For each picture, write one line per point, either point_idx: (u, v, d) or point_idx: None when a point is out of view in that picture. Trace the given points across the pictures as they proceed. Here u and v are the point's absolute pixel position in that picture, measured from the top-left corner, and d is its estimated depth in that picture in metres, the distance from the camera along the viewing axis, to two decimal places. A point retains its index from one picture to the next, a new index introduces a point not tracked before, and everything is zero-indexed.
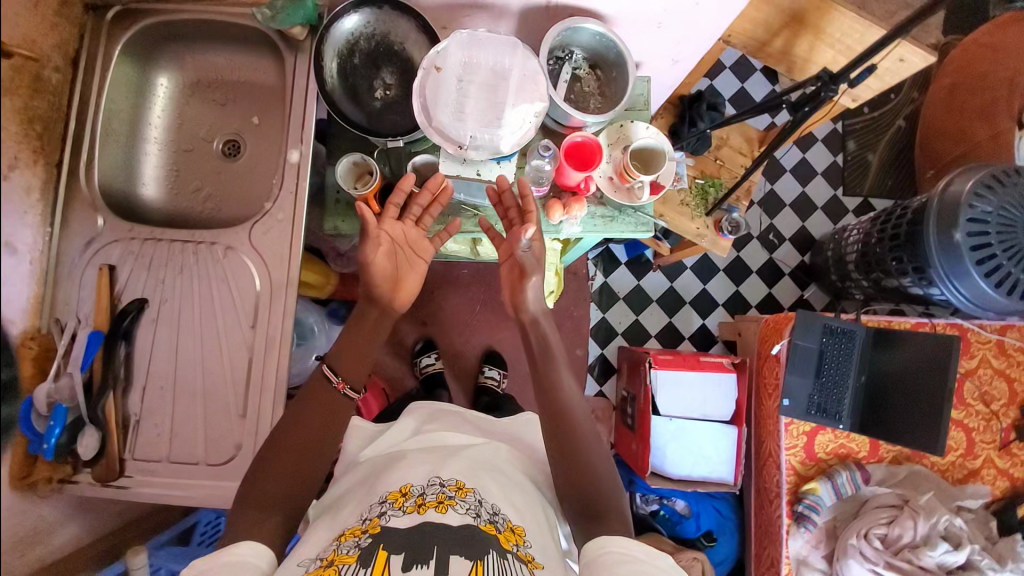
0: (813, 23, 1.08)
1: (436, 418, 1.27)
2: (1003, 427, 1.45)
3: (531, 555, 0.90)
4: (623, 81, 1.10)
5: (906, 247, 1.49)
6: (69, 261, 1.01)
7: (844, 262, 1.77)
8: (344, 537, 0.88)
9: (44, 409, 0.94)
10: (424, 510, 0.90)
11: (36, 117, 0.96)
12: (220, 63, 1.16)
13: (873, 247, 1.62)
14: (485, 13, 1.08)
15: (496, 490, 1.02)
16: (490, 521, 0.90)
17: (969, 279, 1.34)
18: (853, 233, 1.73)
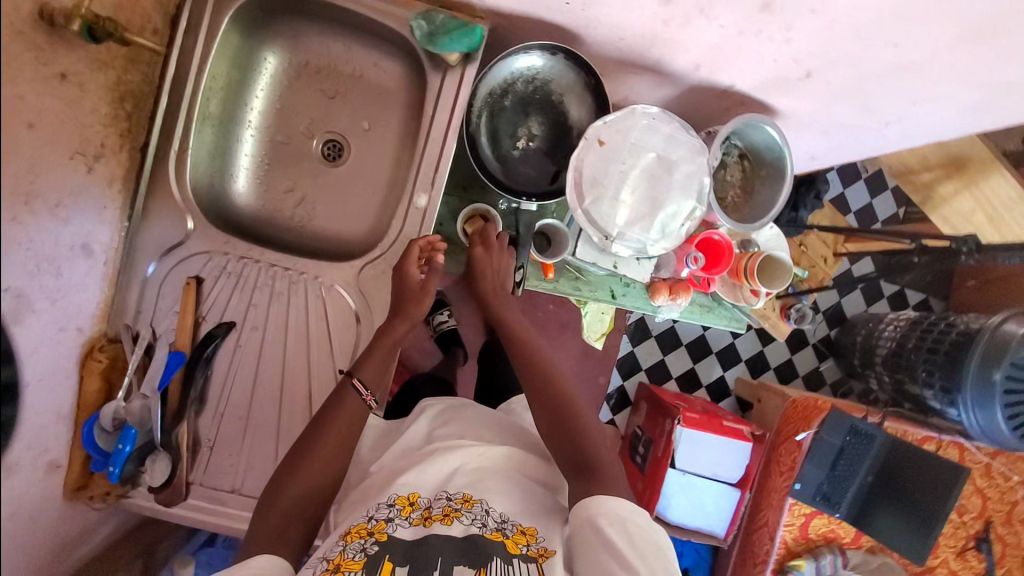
0: (970, 172, 1.08)
1: (452, 420, 1.00)
2: (966, 536, 1.59)
3: (545, 548, 0.78)
4: (775, 184, 1.01)
5: (940, 364, 1.44)
6: (144, 270, 0.90)
7: (872, 352, 1.77)
8: (349, 537, 0.77)
9: (110, 425, 0.86)
10: (430, 524, 0.79)
11: (128, 95, 0.82)
12: (336, 50, 1.01)
13: (908, 351, 1.59)
14: (653, 79, 0.97)
15: (523, 494, 0.86)
16: (497, 528, 0.78)
17: (991, 414, 1.30)
18: (889, 330, 1.71)
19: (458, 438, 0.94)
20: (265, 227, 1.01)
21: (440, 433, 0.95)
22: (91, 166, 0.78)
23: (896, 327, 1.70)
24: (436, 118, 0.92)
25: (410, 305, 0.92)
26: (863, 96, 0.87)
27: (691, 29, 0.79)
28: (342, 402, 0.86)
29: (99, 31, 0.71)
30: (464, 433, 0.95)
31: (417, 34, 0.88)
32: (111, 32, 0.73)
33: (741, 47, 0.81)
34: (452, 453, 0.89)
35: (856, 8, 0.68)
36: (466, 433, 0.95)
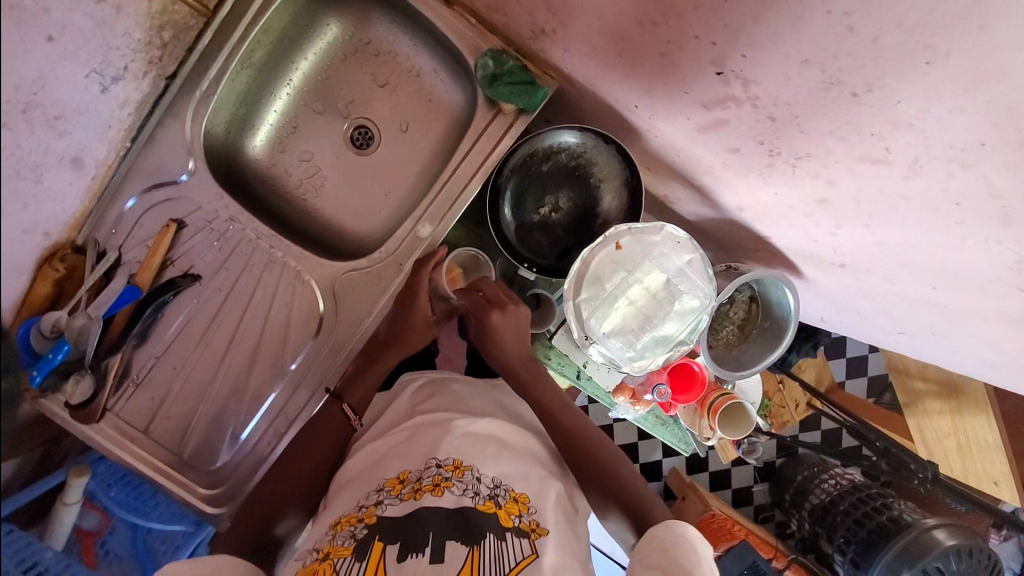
0: (963, 401, 1.16)
1: (437, 393, 0.87)
2: None
3: (539, 523, 0.68)
4: (774, 340, 0.96)
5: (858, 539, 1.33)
6: (123, 201, 0.88)
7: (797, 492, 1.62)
8: (339, 526, 0.68)
9: (48, 331, 0.80)
10: (420, 496, 0.68)
11: (169, 25, 0.80)
12: (399, 44, 0.97)
13: (835, 512, 1.41)
14: (696, 196, 0.93)
15: (532, 472, 0.75)
16: (490, 498, 0.68)
17: None
18: (828, 484, 1.49)
19: (446, 409, 0.82)
20: (270, 189, 0.99)
21: (421, 407, 0.84)
22: (107, 86, 0.76)
23: (835, 485, 1.47)
24: (469, 154, 0.89)
25: (405, 338, 0.93)
26: (891, 305, 0.82)
27: (745, 181, 0.75)
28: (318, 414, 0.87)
29: None
30: (449, 406, 0.83)
31: (479, 72, 0.86)
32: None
33: (788, 218, 0.76)
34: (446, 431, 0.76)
35: (908, 244, 0.63)
36: (453, 406, 0.83)
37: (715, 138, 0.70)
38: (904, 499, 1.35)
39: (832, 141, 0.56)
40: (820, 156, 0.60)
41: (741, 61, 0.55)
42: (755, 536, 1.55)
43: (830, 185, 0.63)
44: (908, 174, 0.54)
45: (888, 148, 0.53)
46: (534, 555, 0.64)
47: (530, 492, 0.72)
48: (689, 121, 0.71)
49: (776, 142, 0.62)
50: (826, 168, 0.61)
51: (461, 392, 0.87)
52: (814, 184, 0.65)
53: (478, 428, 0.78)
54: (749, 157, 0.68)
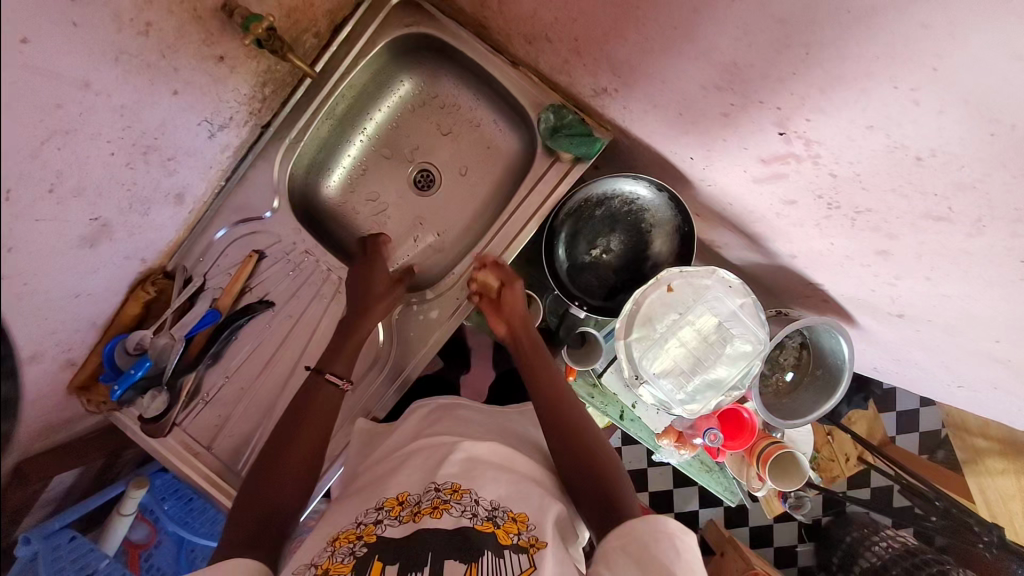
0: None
1: (442, 418, 0.92)
2: None
3: (538, 537, 0.68)
4: (827, 388, 0.95)
5: None
6: (213, 233, 0.96)
7: (850, 561, 1.46)
8: (337, 543, 0.69)
9: (132, 348, 0.92)
10: (420, 519, 0.69)
11: (270, 82, 0.90)
12: (467, 98, 1.06)
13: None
14: (746, 242, 0.95)
15: (533, 493, 0.76)
16: (489, 518, 0.69)
17: None
18: (879, 547, 1.38)
19: (449, 434, 0.86)
20: (339, 224, 1.07)
21: (428, 432, 0.87)
22: (213, 133, 0.86)
23: (887, 548, 1.36)
24: (527, 198, 0.95)
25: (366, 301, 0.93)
26: (952, 358, 0.82)
27: (800, 229, 0.78)
28: None
29: (265, 45, 0.77)
30: (456, 431, 0.86)
31: (541, 125, 0.93)
32: (275, 50, 0.79)
33: (843, 266, 0.78)
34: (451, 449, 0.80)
35: (969, 298, 0.65)
36: (458, 431, 0.86)
37: (772, 189, 0.73)
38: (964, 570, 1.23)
39: (895, 198, 0.59)
40: (882, 211, 0.62)
41: (805, 124, 0.59)
42: None
43: (891, 238, 0.65)
44: (971, 232, 0.55)
45: (951, 208, 0.55)
46: (533, 568, 0.63)
47: (529, 511, 0.72)
48: (746, 173, 0.74)
49: (835, 196, 0.65)
50: (887, 222, 0.63)
51: (473, 420, 0.91)
52: (874, 236, 0.67)
53: (482, 451, 0.81)
54: (806, 208, 0.71)
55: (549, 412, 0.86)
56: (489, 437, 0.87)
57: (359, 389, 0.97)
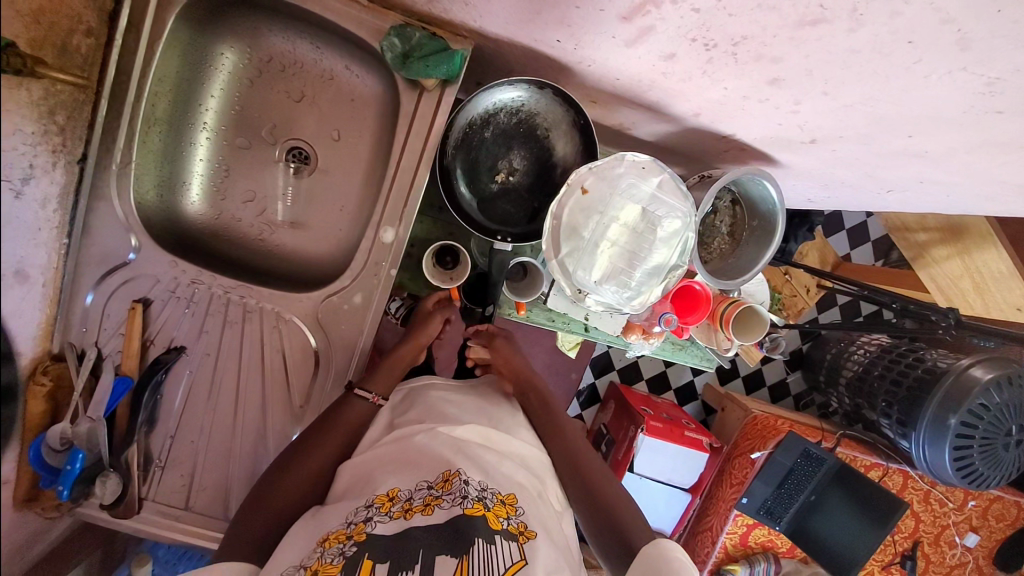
0: (967, 240, 1.16)
1: (412, 405, 0.89)
2: (895, 553, 1.60)
3: (526, 525, 0.72)
4: (765, 235, 0.94)
5: (900, 400, 1.34)
6: (82, 298, 0.85)
7: (838, 374, 1.61)
8: (327, 542, 0.67)
9: (58, 445, 0.81)
10: (411, 516, 0.69)
11: (59, 106, 0.73)
12: (302, 51, 0.91)
13: (872, 379, 1.45)
14: (650, 115, 0.88)
15: (519, 480, 0.80)
16: (478, 500, 0.72)
17: (937, 451, 1.22)
18: (859, 353, 1.53)
19: (419, 422, 0.84)
20: (224, 238, 0.96)
21: (402, 421, 0.86)
22: (19, 190, 0.70)
23: (866, 353, 1.52)
24: (407, 143, 0.85)
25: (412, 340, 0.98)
26: (873, 167, 0.79)
27: (691, 83, 0.71)
28: (321, 434, 0.84)
29: (4, 65, 0.63)
30: (427, 416, 0.85)
31: (388, 55, 0.81)
32: (18, 68, 0.64)
33: (745, 109, 0.72)
34: (430, 434, 0.81)
35: (872, 100, 0.61)
36: (429, 415, 0.85)
37: (646, 48, 0.65)
38: (935, 348, 1.36)
39: (765, 15, 0.52)
40: (757, 34, 0.55)
41: None
42: (800, 425, 1.57)
43: (776, 62, 0.59)
44: (851, 27, 0.50)
45: (823, 5, 0.49)
46: (523, 560, 0.66)
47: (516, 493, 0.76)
48: (615, 39, 0.66)
49: (708, 34, 0.58)
50: (767, 45, 0.57)
51: (443, 400, 0.90)
52: (760, 66, 0.61)
53: (461, 432, 0.82)
54: (686, 58, 0.64)
55: (538, 421, 0.96)
56: (464, 416, 0.87)
57: (314, 400, 0.93)
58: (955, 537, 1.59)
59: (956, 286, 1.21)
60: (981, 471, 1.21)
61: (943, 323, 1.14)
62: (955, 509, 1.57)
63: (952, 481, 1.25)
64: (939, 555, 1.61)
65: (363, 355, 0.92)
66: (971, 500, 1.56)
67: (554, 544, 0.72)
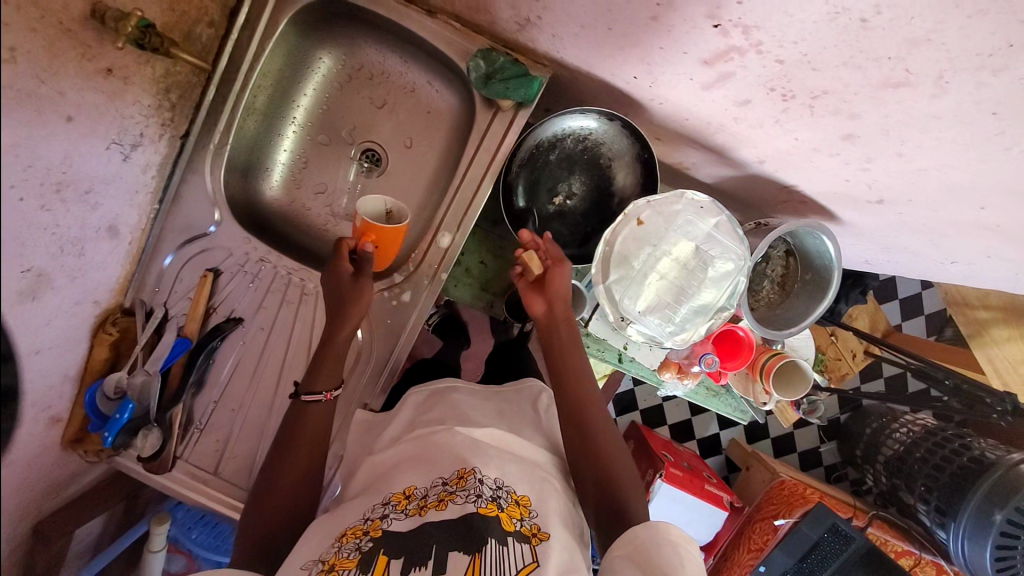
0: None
1: (438, 405, 0.91)
2: None
3: (540, 527, 0.71)
4: (816, 290, 0.93)
5: (942, 487, 1.26)
6: (160, 260, 0.91)
7: (877, 450, 1.54)
8: (345, 538, 0.69)
9: (112, 392, 0.88)
10: (425, 512, 0.71)
11: (174, 86, 0.82)
12: (392, 60, 0.98)
13: (913, 460, 1.39)
14: (714, 158, 0.90)
15: (540, 478, 0.79)
16: (493, 500, 0.72)
17: (978, 547, 1.14)
18: (901, 432, 1.47)
19: (439, 424, 0.86)
20: (291, 224, 1.02)
21: (424, 419, 0.88)
22: (127, 154, 0.77)
23: (909, 432, 1.45)
24: (476, 157, 0.90)
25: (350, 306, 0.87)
26: (938, 235, 0.78)
27: (761, 131, 0.72)
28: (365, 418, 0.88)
29: (144, 44, 0.70)
30: (447, 417, 0.87)
31: (472, 75, 0.86)
32: (155, 47, 0.72)
33: (812, 161, 0.74)
34: (448, 433, 0.82)
35: (948, 166, 0.61)
36: (451, 418, 0.87)
37: (722, 93, 0.68)
38: (986, 438, 1.28)
39: (848, 72, 0.54)
40: (838, 90, 0.57)
41: (738, 9, 0.53)
42: (829, 498, 1.52)
43: (852, 118, 0.60)
44: (935, 93, 0.52)
45: (907, 69, 0.50)
46: (536, 562, 0.66)
47: (530, 495, 0.76)
48: (692, 81, 0.69)
49: (787, 85, 0.60)
50: (846, 101, 0.58)
51: (465, 403, 0.92)
52: (835, 120, 0.62)
53: (481, 435, 0.83)
54: (760, 107, 0.66)
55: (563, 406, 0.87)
56: (488, 422, 0.87)
57: (351, 392, 0.96)
58: None
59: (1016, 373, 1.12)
60: None
61: (998, 408, 1.08)
62: None
63: None
64: None
65: (403, 352, 0.95)
66: None
67: (571, 547, 0.71)
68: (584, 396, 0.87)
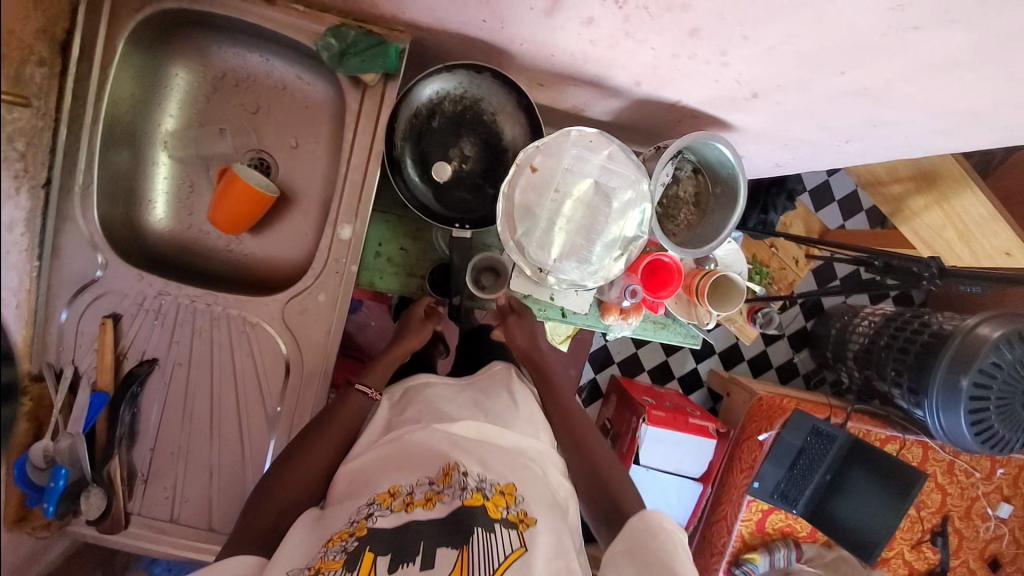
0: (941, 188, 1.09)
1: (409, 405, 0.87)
2: (922, 530, 1.52)
3: (527, 513, 0.71)
4: (727, 201, 0.93)
5: (910, 368, 1.28)
6: (57, 316, 0.87)
7: (844, 347, 1.57)
8: (330, 543, 0.67)
9: (41, 463, 0.83)
10: (411, 510, 0.69)
11: (17, 133, 0.74)
12: (251, 61, 0.94)
13: (879, 349, 1.41)
14: (596, 91, 0.88)
15: (523, 468, 0.79)
16: (477, 491, 0.70)
17: (952, 416, 1.17)
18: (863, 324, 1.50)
19: (416, 423, 0.82)
20: (191, 253, 0.99)
21: (399, 421, 0.84)
22: None
23: (870, 323, 1.48)
24: (354, 139, 0.86)
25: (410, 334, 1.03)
26: (824, 116, 0.78)
27: (620, 48, 0.71)
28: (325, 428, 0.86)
29: None
30: (423, 414, 0.83)
31: (325, 55, 0.82)
32: None
33: (678, 68, 0.72)
34: (427, 433, 0.79)
35: (792, 36, 0.60)
36: (426, 414, 0.83)
37: (565, 15, 0.66)
38: (939, 313, 1.31)
39: None
40: None
41: None
42: (806, 402, 1.53)
43: (686, 9, 0.59)
44: None
45: None
46: (524, 547, 0.65)
47: (516, 484, 0.75)
48: (533, 10, 0.67)
49: None
50: None
51: (440, 397, 0.87)
52: (673, 16, 0.61)
53: (458, 429, 0.81)
54: (605, 20, 0.65)
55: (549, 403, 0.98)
56: (461, 413, 0.84)
57: (297, 409, 0.93)
58: (986, 510, 1.52)
59: (943, 240, 1.14)
60: (1002, 434, 1.15)
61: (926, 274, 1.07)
62: (981, 479, 1.51)
63: (973, 448, 1.19)
64: (972, 530, 1.53)
65: (332, 355, 0.93)
66: (999, 469, 1.51)
67: (558, 532, 0.71)
68: (570, 410, 0.97)
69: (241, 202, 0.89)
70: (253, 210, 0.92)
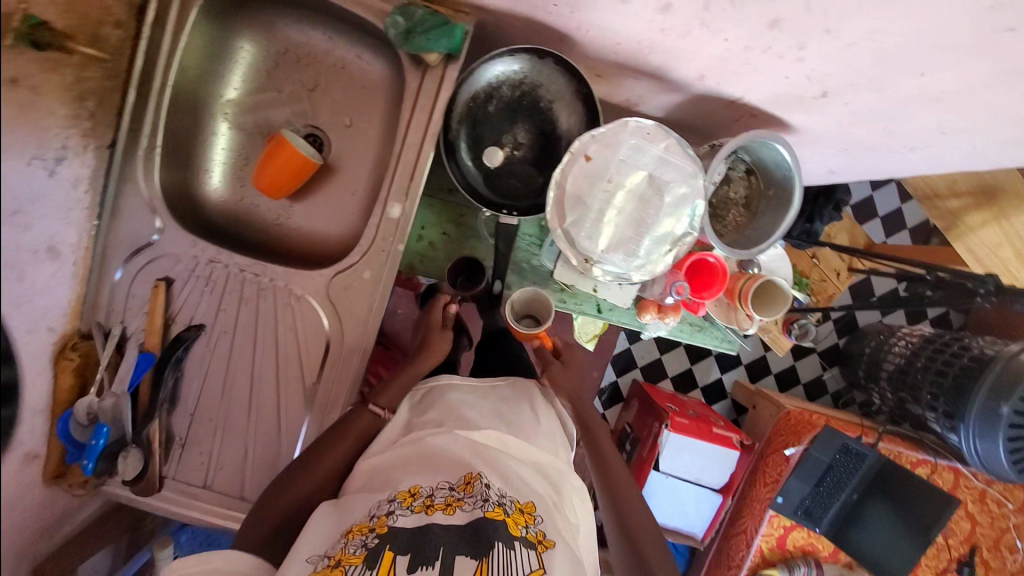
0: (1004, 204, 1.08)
1: (431, 407, 0.87)
2: (948, 559, 1.47)
3: (545, 534, 0.70)
4: (780, 202, 0.91)
5: (948, 392, 1.25)
6: (111, 277, 0.89)
7: (878, 367, 1.53)
8: (351, 534, 0.66)
9: (84, 419, 0.85)
10: (432, 513, 0.68)
11: (90, 92, 0.77)
12: (316, 38, 0.96)
13: (916, 370, 1.37)
14: (655, 84, 0.87)
15: (541, 486, 0.78)
16: (499, 504, 0.70)
17: (990, 444, 1.13)
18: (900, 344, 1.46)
19: (438, 426, 0.81)
20: (241, 223, 1.00)
21: (419, 422, 0.84)
22: (53, 169, 0.73)
23: (908, 343, 1.45)
24: (412, 118, 0.87)
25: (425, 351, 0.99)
26: (892, 120, 0.76)
27: (692, 39, 0.70)
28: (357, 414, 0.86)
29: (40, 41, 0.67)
30: (445, 419, 0.83)
31: (391, 32, 0.83)
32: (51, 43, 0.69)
33: (749, 62, 0.71)
34: (448, 437, 0.79)
35: (877, 31, 0.58)
36: (448, 418, 0.83)
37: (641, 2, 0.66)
38: (982, 337, 1.27)
39: None
40: None
41: None
42: (837, 421, 1.49)
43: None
44: None
45: None
46: (543, 568, 0.64)
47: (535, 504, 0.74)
48: None
49: None
50: None
51: (462, 404, 0.86)
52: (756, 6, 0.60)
53: (478, 437, 0.80)
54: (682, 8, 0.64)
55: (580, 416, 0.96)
56: (483, 420, 0.83)
57: (334, 388, 0.94)
58: (1017, 541, 1.46)
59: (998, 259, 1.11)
60: None
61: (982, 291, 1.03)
62: (1014, 511, 1.45)
63: (1009, 478, 1.15)
64: (1000, 562, 1.48)
65: (372, 333, 0.93)
66: None
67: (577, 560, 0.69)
68: (598, 430, 0.96)
69: (282, 171, 0.93)
70: (291, 182, 0.95)
